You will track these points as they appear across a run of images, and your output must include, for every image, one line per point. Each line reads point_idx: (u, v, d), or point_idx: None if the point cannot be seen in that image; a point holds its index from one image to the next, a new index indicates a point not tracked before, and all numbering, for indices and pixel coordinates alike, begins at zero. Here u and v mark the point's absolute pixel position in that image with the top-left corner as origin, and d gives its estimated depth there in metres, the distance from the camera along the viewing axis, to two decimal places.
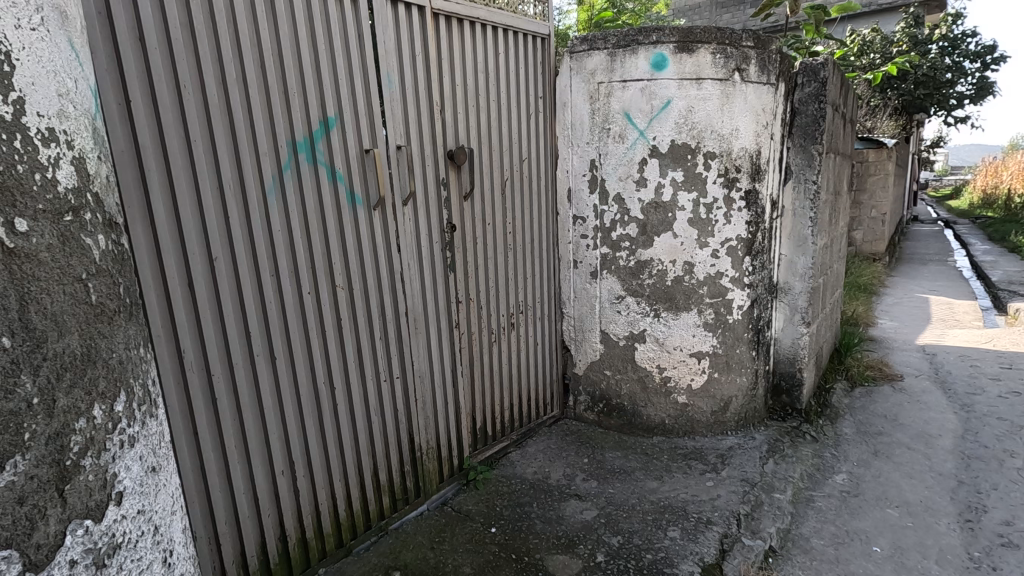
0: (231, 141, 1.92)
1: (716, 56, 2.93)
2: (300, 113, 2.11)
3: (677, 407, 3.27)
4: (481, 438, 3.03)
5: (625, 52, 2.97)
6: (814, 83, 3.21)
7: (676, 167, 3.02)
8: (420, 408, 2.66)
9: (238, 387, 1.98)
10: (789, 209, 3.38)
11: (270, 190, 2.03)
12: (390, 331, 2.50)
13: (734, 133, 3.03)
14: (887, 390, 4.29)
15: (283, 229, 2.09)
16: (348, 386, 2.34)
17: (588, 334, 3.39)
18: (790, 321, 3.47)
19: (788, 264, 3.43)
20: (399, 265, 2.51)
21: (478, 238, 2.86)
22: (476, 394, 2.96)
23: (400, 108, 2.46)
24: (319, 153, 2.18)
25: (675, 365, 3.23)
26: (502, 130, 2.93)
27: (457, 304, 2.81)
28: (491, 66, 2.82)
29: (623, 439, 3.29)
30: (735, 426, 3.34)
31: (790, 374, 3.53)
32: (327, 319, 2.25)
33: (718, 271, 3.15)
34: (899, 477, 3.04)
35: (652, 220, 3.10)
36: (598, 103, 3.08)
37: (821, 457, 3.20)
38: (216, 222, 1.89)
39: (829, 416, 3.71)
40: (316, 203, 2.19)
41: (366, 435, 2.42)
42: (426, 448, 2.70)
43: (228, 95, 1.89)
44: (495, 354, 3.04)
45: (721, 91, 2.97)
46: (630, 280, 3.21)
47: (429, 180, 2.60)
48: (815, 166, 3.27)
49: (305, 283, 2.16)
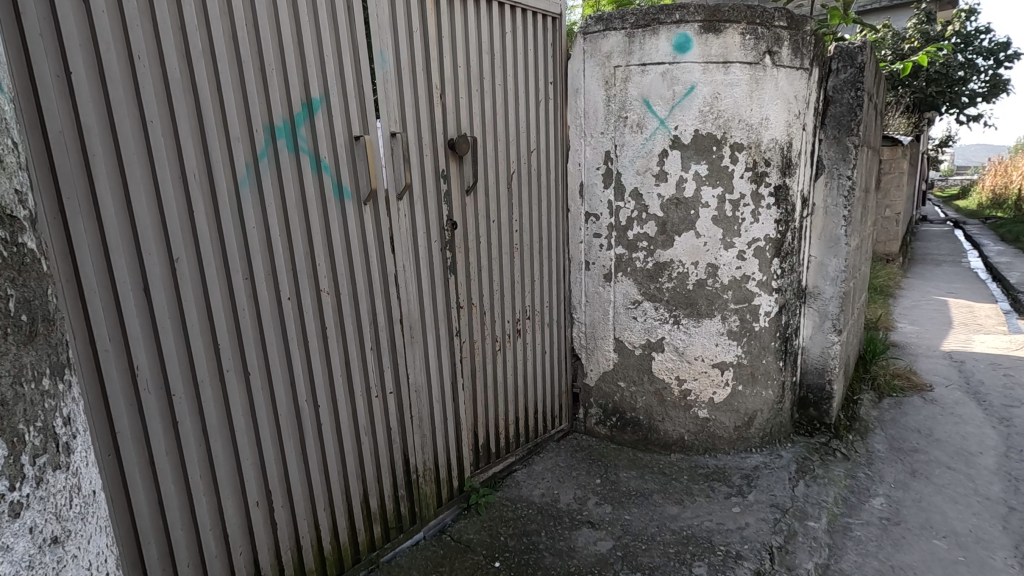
0: (197, 124, 1.66)
1: (745, 37, 2.66)
2: (280, 93, 1.84)
3: (697, 422, 3.00)
4: (484, 456, 2.76)
5: (645, 32, 2.70)
6: (851, 68, 2.92)
7: (700, 160, 2.75)
8: (417, 425, 2.39)
9: (205, 408, 1.72)
10: (820, 207, 3.10)
11: (244, 181, 1.77)
12: (383, 341, 2.23)
13: (764, 122, 2.75)
14: (917, 401, 4.01)
15: (259, 226, 1.82)
16: (333, 404, 2.08)
17: (600, 342, 3.12)
18: (820, 328, 3.20)
19: (817, 266, 3.15)
20: (393, 267, 2.24)
21: (481, 236, 2.60)
22: (478, 407, 2.70)
23: (395, 91, 2.19)
24: (301, 140, 1.91)
25: (696, 377, 2.96)
26: (509, 118, 2.66)
27: (458, 310, 2.54)
28: (497, 47, 2.55)
29: (638, 456, 3.02)
30: (759, 443, 3.08)
31: (819, 385, 3.25)
32: (311, 329, 1.99)
33: (744, 275, 2.88)
34: (942, 501, 2.77)
35: (672, 219, 2.83)
36: (614, 88, 2.81)
37: (855, 478, 2.92)
38: (179, 219, 1.63)
39: (859, 430, 3.44)
40: (299, 196, 1.93)
41: (355, 459, 2.16)
42: (423, 469, 2.44)
43: (193, 70, 1.63)
44: (498, 364, 2.78)
45: (750, 76, 2.70)
46: (647, 284, 2.94)
47: (427, 171, 2.33)
48: (849, 160, 2.99)
49: (285, 289, 1.90)
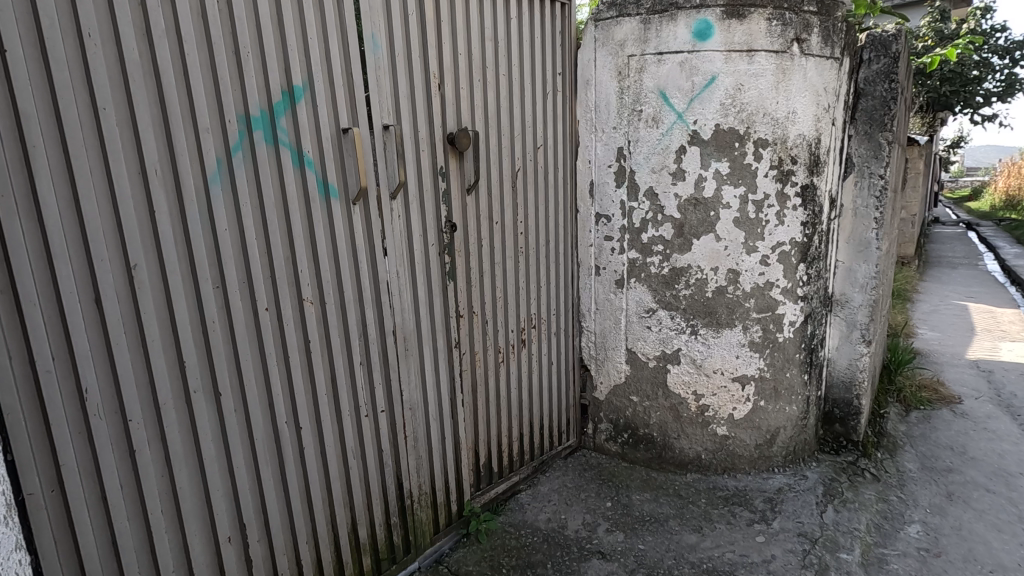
0: (161, 113, 1.46)
1: (772, 23, 2.44)
2: (257, 80, 1.65)
3: (715, 440, 2.79)
4: (485, 477, 2.55)
5: (662, 18, 2.49)
6: (884, 59, 2.70)
7: (721, 157, 2.54)
8: (411, 445, 2.19)
9: (169, 435, 1.52)
10: (849, 208, 2.88)
11: (215, 178, 1.57)
12: (375, 355, 2.03)
13: (791, 116, 2.54)
14: (947, 414, 3.77)
15: (231, 228, 1.62)
16: (317, 426, 1.88)
17: (611, 353, 2.90)
18: (847, 339, 2.97)
19: (845, 271, 2.92)
20: (386, 274, 2.04)
21: (483, 239, 2.39)
22: (479, 424, 2.49)
23: (388, 80, 1.99)
24: (281, 132, 1.71)
25: (714, 392, 2.75)
26: (514, 110, 2.45)
27: (458, 319, 2.33)
28: (503, 33, 2.35)
29: (651, 476, 2.81)
30: (782, 462, 2.86)
31: (846, 400, 3.03)
32: (292, 343, 1.79)
33: (768, 281, 2.66)
34: (984, 529, 2.54)
35: (690, 220, 2.62)
36: (628, 80, 2.60)
37: (888, 502, 2.69)
38: (138, 221, 1.43)
39: (887, 447, 3.21)
40: (278, 196, 1.73)
41: (341, 486, 1.96)
42: (418, 494, 2.24)
43: (156, 52, 1.43)
44: (501, 376, 2.57)
45: (776, 65, 2.48)
46: (663, 290, 2.72)
47: (424, 169, 2.13)
48: (882, 158, 2.77)
49: (261, 298, 1.70)
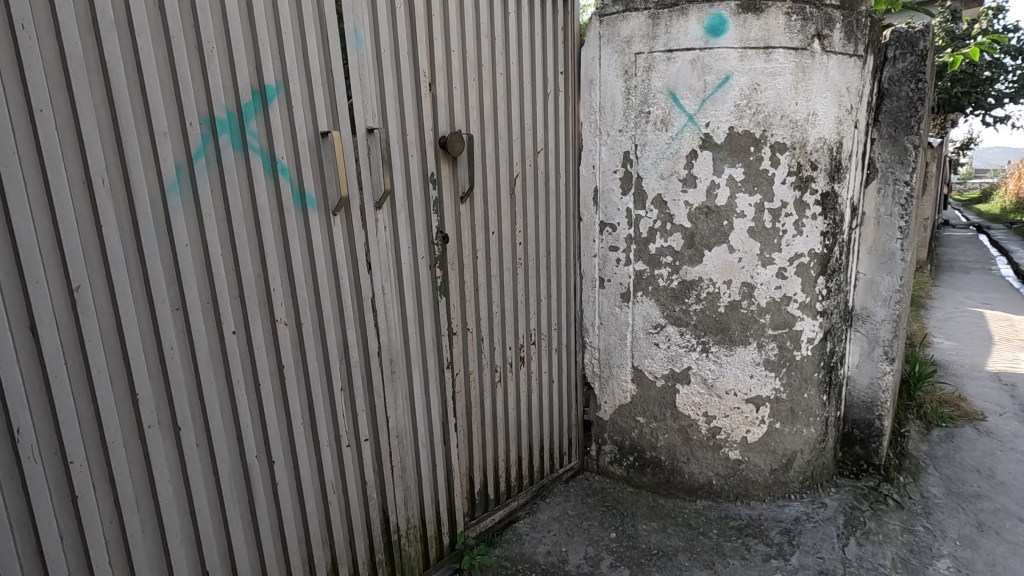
0: (110, 115, 1.29)
1: (791, 18, 2.26)
2: (223, 79, 1.48)
3: (727, 465, 2.61)
4: (480, 505, 2.39)
5: (671, 12, 2.31)
6: (911, 57, 2.51)
7: (735, 162, 2.36)
8: (398, 475, 2.02)
9: (119, 476, 1.35)
10: (871, 216, 2.69)
11: (174, 188, 1.40)
12: (358, 380, 1.87)
13: (811, 118, 2.35)
14: (971, 433, 3.56)
15: (193, 243, 1.45)
16: (292, 459, 1.72)
17: (616, 370, 2.72)
18: (868, 356, 2.78)
19: (866, 284, 2.73)
20: (370, 290, 1.87)
21: (477, 251, 2.21)
22: (473, 448, 2.32)
23: (373, 78, 1.82)
24: (251, 136, 1.54)
25: (726, 413, 2.57)
26: (512, 112, 2.28)
27: (450, 337, 2.17)
28: (499, 28, 2.17)
29: (658, 503, 2.63)
30: (799, 489, 2.68)
31: (867, 421, 2.83)
32: (263, 369, 1.62)
33: (785, 296, 2.48)
34: (1020, 565, 2.33)
35: (701, 230, 2.44)
36: (635, 79, 2.42)
37: (914, 532, 2.50)
38: (82, 237, 1.26)
39: (910, 470, 3.02)
40: (248, 207, 1.56)
41: (320, 523, 1.79)
42: (406, 527, 2.07)
43: (104, 47, 1.27)
44: (498, 397, 2.40)
45: (796, 63, 2.30)
46: (671, 305, 2.54)
47: (413, 176, 1.96)
48: (908, 163, 2.58)
49: (227, 320, 1.53)
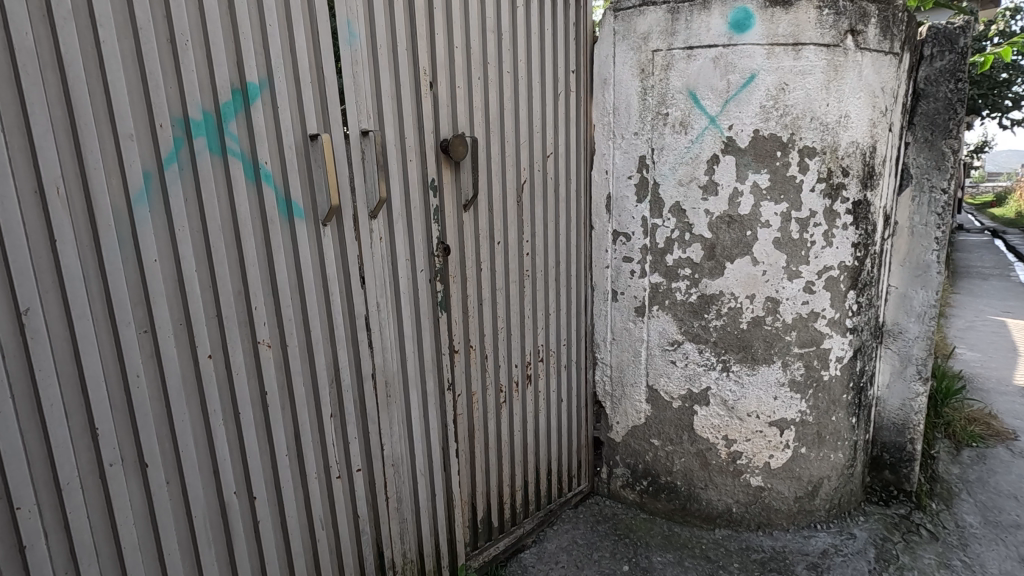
0: (67, 115, 1.14)
1: (822, 12, 2.09)
2: (199, 77, 1.33)
3: (749, 491, 2.44)
4: (483, 534, 2.23)
5: (692, 7, 2.15)
6: (949, 54, 2.33)
7: (760, 167, 2.19)
8: (394, 506, 1.87)
9: (75, 522, 1.21)
10: (904, 226, 2.51)
11: (141, 197, 1.25)
12: (350, 406, 1.71)
13: (843, 120, 2.18)
14: (1004, 453, 3.35)
15: (165, 258, 1.30)
16: (277, 494, 1.57)
17: (629, 389, 2.55)
18: (899, 375, 2.60)
19: (899, 298, 2.56)
20: (363, 307, 1.72)
21: (481, 263, 2.06)
22: (476, 474, 2.16)
23: (368, 75, 1.66)
24: (230, 139, 1.39)
25: (748, 437, 2.39)
26: (520, 112, 2.12)
27: (451, 356, 2.01)
28: (506, 24, 2.02)
29: (674, 532, 2.46)
30: (825, 517, 2.50)
31: (897, 445, 2.66)
32: (243, 397, 1.47)
33: (812, 311, 2.30)
34: None
35: (722, 241, 2.27)
36: (652, 78, 2.25)
37: (952, 567, 2.31)
38: (33, 254, 1.11)
39: (942, 496, 2.83)
40: (228, 219, 1.41)
41: (307, 561, 1.65)
42: (402, 561, 1.92)
43: (61, 40, 1.11)
44: (503, 418, 2.24)
45: (827, 61, 2.12)
46: (689, 320, 2.38)
47: (412, 182, 1.80)
48: (945, 169, 2.40)
49: (203, 343, 1.38)
